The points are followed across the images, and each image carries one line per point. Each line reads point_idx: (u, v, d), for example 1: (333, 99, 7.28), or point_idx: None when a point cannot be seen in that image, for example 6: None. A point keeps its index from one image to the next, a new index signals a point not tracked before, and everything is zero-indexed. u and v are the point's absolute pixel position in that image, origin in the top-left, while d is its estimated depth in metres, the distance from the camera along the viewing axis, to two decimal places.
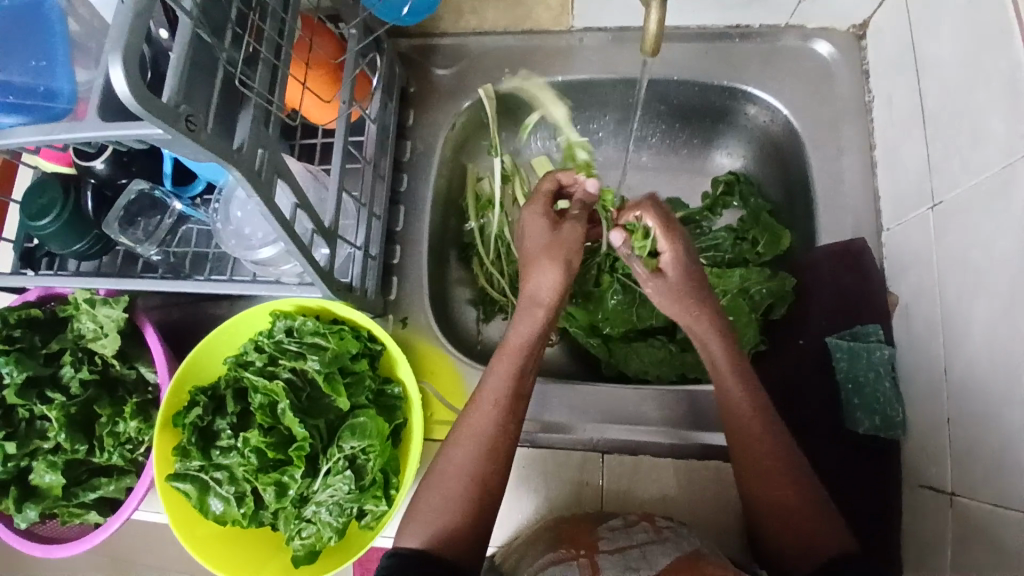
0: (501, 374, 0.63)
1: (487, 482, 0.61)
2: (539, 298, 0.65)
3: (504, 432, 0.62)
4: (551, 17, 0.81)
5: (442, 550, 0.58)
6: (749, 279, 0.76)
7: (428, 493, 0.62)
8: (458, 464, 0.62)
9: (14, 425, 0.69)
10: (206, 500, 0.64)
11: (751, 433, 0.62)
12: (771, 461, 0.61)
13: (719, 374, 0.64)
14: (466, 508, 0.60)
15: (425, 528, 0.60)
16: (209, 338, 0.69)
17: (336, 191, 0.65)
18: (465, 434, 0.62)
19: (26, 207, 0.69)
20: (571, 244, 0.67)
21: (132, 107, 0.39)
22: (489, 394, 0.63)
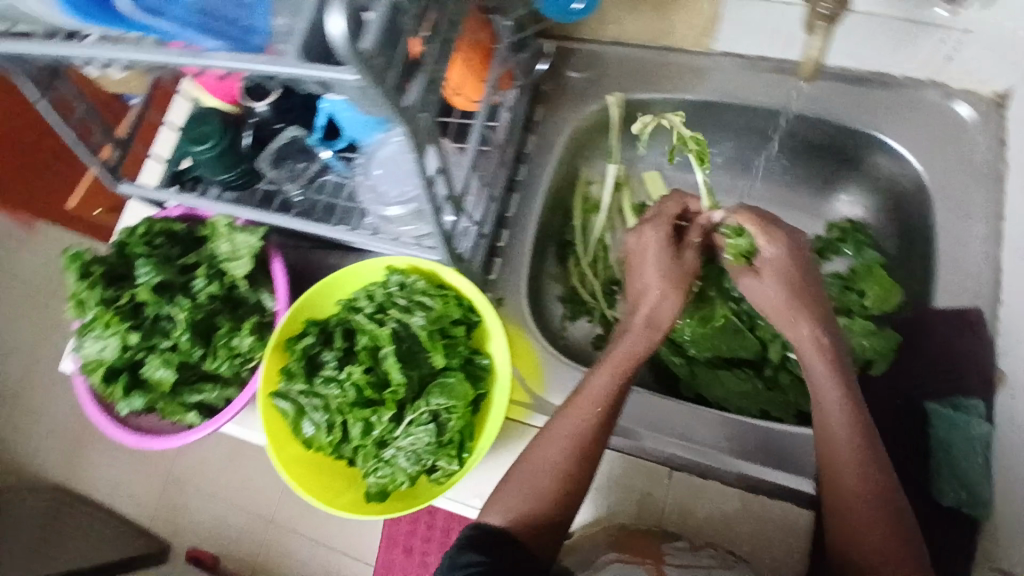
0: (604, 381, 0.65)
1: (572, 479, 0.63)
2: (658, 322, 0.68)
3: (597, 436, 0.64)
4: (693, 38, 0.84)
5: (523, 534, 0.61)
6: (851, 329, 0.76)
7: (513, 479, 0.64)
8: (548, 457, 0.63)
9: (140, 319, 0.76)
10: (301, 422, 0.70)
11: (842, 451, 0.63)
12: (856, 478, 0.62)
13: (820, 393, 0.65)
14: (550, 498, 0.62)
15: (509, 510, 0.62)
16: (328, 278, 0.75)
17: (469, 164, 0.72)
18: (559, 430, 0.64)
19: (190, 132, 0.77)
20: (688, 269, 0.71)
21: (341, 49, 0.44)
22: (587, 398, 0.64)
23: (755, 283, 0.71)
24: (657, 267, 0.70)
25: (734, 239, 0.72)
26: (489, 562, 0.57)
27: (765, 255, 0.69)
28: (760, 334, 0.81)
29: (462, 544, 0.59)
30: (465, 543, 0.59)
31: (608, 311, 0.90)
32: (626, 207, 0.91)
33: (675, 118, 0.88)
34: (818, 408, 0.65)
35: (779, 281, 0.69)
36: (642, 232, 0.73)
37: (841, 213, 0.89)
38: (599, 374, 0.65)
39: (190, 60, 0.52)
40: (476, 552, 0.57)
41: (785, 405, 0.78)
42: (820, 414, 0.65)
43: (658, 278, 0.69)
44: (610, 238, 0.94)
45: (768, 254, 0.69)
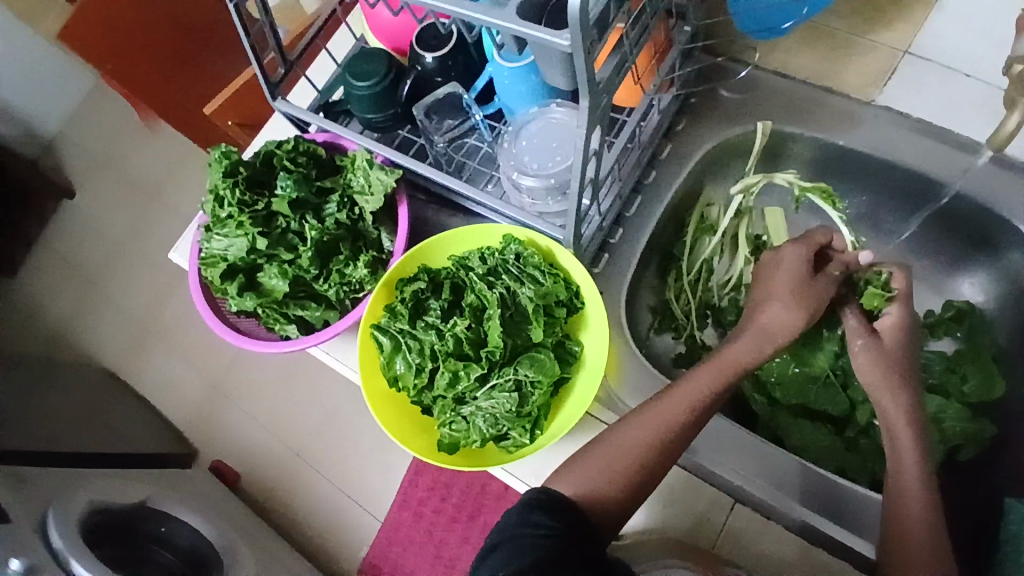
0: (703, 383, 0.69)
1: (649, 471, 0.66)
2: (772, 331, 0.71)
3: (683, 435, 0.67)
4: (860, 84, 0.82)
5: (589, 506, 0.64)
6: (945, 411, 0.74)
7: (591, 456, 0.67)
8: (630, 442, 0.67)
9: (269, 228, 0.80)
10: (394, 359, 0.72)
11: (911, 516, 0.62)
12: (922, 546, 0.60)
13: (900, 454, 0.66)
14: (621, 481, 0.65)
15: (580, 482, 0.66)
16: (448, 233, 0.77)
17: (613, 158, 0.73)
18: (648, 420, 0.67)
19: (356, 66, 0.82)
20: (817, 294, 0.72)
21: (572, 15, 0.46)
22: (684, 395, 0.68)
23: (875, 339, 0.72)
24: (787, 279, 0.73)
25: (879, 293, 0.74)
26: (559, 528, 0.60)
27: (896, 318, 0.74)
28: (851, 394, 0.79)
29: (533, 504, 0.62)
30: (533, 504, 0.62)
31: (697, 333, 0.90)
32: (742, 237, 0.91)
33: (813, 158, 0.87)
34: (895, 467, 0.66)
35: (894, 340, 0.73)
36: (782, 248, 0.76)
37: (963, 294, 0.86)
38: (699, 375, 0.69)
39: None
40: (553, 517, 0.61)
41: (862, 469, 0.77)
42: (894, 475, 0.65)
43: (786, 288, 0.72)
44: (717, 262, 0.93)
45: (897, 317, 0.74)
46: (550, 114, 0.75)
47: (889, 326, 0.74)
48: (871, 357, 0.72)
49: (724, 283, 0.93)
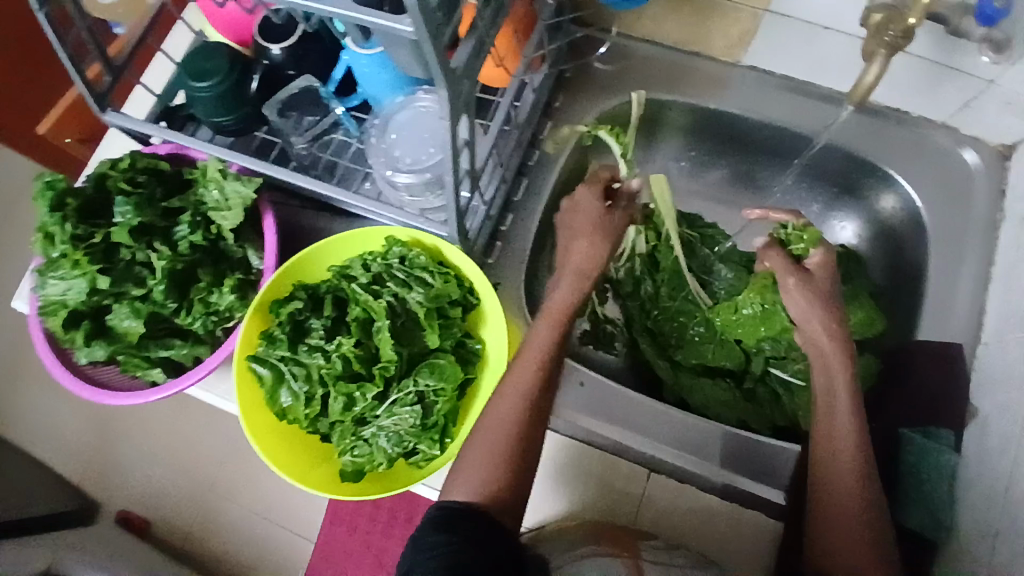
0: (543, 337, 0.67)
1: (526, 442, 0.63)
2: (584, 269, 0.72)
3: (547, 393, 0.65)
4: (725, 47, 0.81)
5: (486, 505, 0.60)
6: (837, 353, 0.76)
7: (471, 449, 0.63)
8: (501, 422, 0.63)
9: (111, 263, 0.70)
10: (278, 391, 0.66)
11: (844, 478, 0.62)
12: (850, 500, 0.62)
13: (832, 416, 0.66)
14: (507, 466, 0.61)
15: (470, 482, 0.61)
16: (324, 242, 0.70)
17: (490, 144, 0.68)
18: (507, 393, 0.64)
19: (190, 65, 0.71)
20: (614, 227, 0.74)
21: (408, 0, 0.40)
22: (530, 354, 0.66)
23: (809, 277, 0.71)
24: (586, 217, 0.73)
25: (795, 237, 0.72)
26: (461, 540, 0.54)
27: (817, 259, 0.71)
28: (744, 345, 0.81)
29: (432, 523, 0.57)
30: (430, 523, 0.56)
31: (599, 308, 0.86)
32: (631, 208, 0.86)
33: (692, 124, 0.87)
34: (826, 430, 0.65)
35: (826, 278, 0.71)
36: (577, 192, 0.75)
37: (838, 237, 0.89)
38: (538, 330, 0.68)
39: None
40: (448, 531, 0.55)
41: (763, 419, 0.78)
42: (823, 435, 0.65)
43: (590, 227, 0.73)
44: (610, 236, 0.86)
45: (818, 259, 0.71)
46: (420, 103, 0.70)
47: (818, 264, 0.71)
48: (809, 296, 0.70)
49: (621, 255, 0.87)
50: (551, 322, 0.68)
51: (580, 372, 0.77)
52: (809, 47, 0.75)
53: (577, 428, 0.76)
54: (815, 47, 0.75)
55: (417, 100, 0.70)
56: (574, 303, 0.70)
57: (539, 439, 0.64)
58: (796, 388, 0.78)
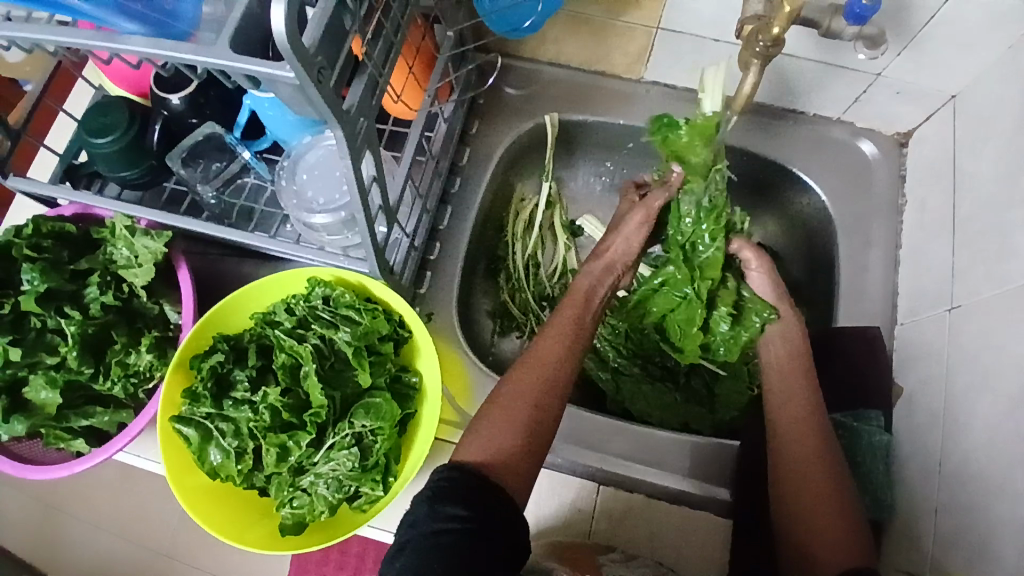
0: (570, 309, 0.64)
1: (546, 411, 0.58)
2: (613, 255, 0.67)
3: (571, 369, 0.61)
4: (626, 65, 0.84)
5: (500, 475, 0.54)
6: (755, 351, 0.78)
7: (490, 413, 0.58)
8: (521, 391, 0.58)
9: (23, 332, 0.66)
10: (207, 450, 0.64)
11: (808, 446, 0.60)
12: (818, 483, 0.58)
13: (791, 393, 0.63)
14: (526, 435, 0.56)
15: (484, 452, 0.56)
16: (242, 291, 0.69)
17: (404, 177, 0.69)
18: (530, 360, 0.60)
19: (89, 123, 0.70)
20: (642, 220, 0.68)
21: (281, 47, 0.41)
22: (558, 324, 0.62)
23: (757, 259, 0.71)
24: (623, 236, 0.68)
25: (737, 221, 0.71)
26: (473, 518, 0.50)
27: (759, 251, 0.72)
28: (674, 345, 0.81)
29: (437, 494, 0.52)
30: (437, 495, 0.52)
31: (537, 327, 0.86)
32: (558, 227, 0.90)
33: (607, 140, 0.89)
34: (783, 408, 0.63)
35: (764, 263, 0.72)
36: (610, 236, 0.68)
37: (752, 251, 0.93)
38: (563, 306, 0.64)
39: (106, 46, 0.48)
40: (460, 503, 0.51)
41: (705, 419, 0.79)
42: (778, 408, 0.63)
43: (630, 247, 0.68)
44: (541, 256, 0.90)
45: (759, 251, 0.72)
46: (324, 142, 0.70)
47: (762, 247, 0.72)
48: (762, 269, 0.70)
49: (553, 272, 0.90)
50: (578, 296, 0.65)
51: None
52: (702, 58, 0.79)
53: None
54: (707, 58, 0.79)
55: (324, 139, 0.70)
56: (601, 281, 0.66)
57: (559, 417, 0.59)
58: (723, 378, 0.79)
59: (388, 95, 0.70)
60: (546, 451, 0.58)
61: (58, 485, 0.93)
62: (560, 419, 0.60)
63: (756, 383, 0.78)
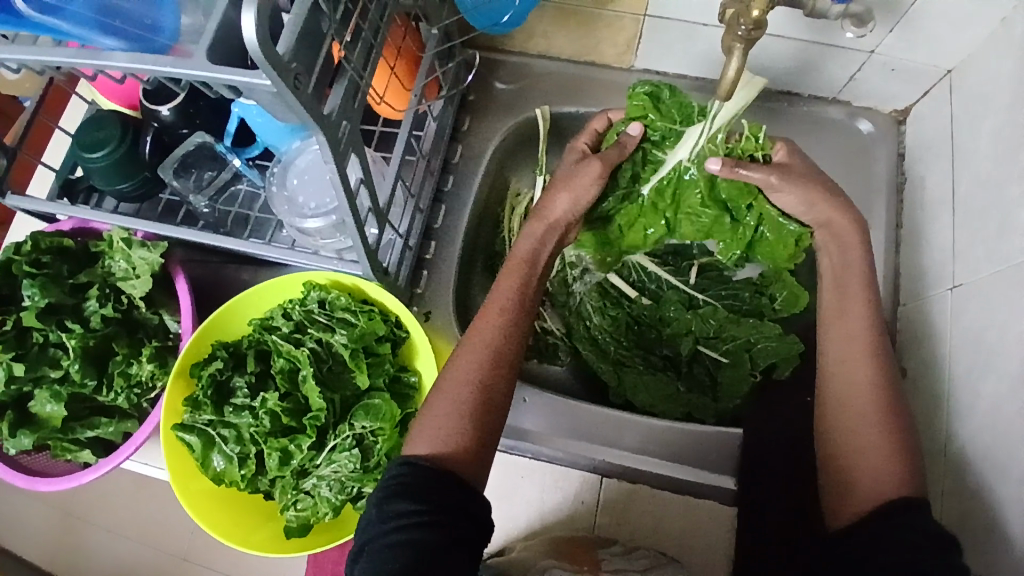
0: (509, 290, 0.63)
1: (491, 394, 0.58)
2: (550, 215, 0.67)
3: (513, 344, 0.61)
4: (616, 54, 0.83)
5: (454, 459, 0.54)
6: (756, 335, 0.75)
7: (435, 403, 0.58)
8: (466, 372, 0.58)
9: (25, 348, 0.68)
10: (210, 456, 0.65)
11: (862, 381, 0.58)
12: (867, 410, 0.57)
13: (846, 313, 0.62)
14: (476, 415, 0.57)
15: (435, 437, 0.56)
16: (238, 298, 0.69)
17: (393, 177, 0.68)
18: (469, 348, 0.60)
19: (82, 138, 0.71)
20: (591, 175, 0.66)
21: (255, 57, 0.41)
22: (494, 307, 0.62)
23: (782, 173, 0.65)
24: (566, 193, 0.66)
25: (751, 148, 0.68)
26: (432, 511, 0.51)
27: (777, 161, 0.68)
28: (673, 330, 0.79)
29: (389, 492, 0.52)
30: (387, 495, 0.52)
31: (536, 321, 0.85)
32: None
33: None
34: (841, 332, 0.61)
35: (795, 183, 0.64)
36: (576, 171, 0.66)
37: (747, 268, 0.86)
38: (500, 283, 0.64)
39: (90, 63, 0.49)
40: (412, 498, 0.51)
41: (709, 408, 0.75)
42: (832, 337, 0.62)
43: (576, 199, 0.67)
44: None
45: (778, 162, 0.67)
46: (312, 148, 0.70)
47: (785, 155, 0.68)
48: (790, 190, 0.64)
49: None
50: (513, 271, 0.65)
51: (522, 389, 0.76)
52: (691, 44, 0.78)
53: (521, 432, 0.75)
54: (697, 44, 0.78)
55: (313, 144, 0.70)
56: (537, 252, 0.66)
57: (508, 393, 0.59)
58: (724, 366, 0.76)
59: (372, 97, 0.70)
60: (498, 429, 0.58)
61: (75, 494, 0.95)
62: (508, 400, 0.59)
63: (758, 369, 0.75)
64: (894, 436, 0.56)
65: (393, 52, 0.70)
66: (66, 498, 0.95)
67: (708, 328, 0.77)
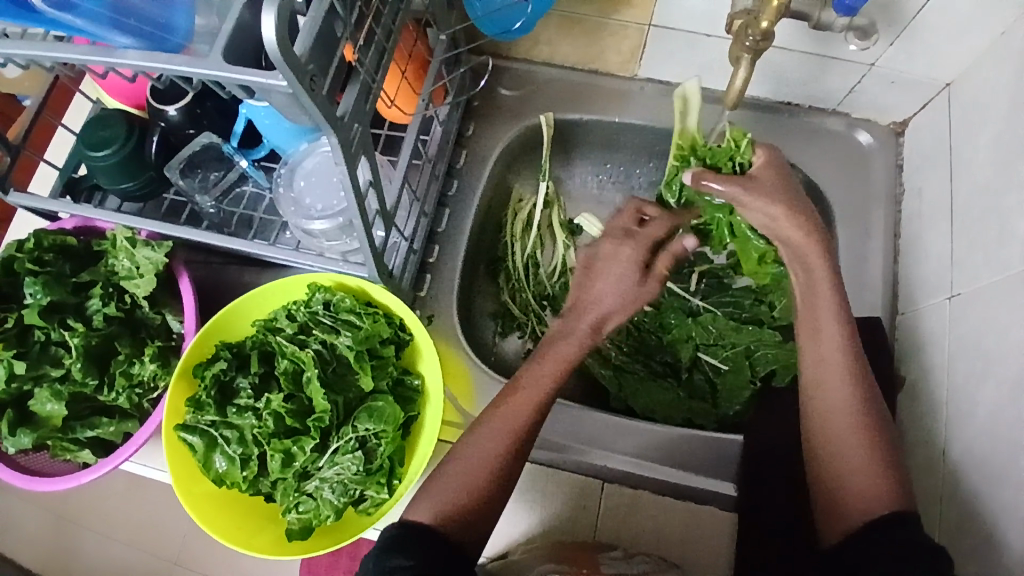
0: (544, 376, 0.63)
1: (507, 477, 0.59)
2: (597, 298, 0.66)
3: (533, 432, 0.61)
4: (620, 63, 0.84)
5: (453, 531, 0.56)
6: (757, 343, 0.77)
7: (447, 473, 0.59)
8: (484, 452, 0.59)
9: (27, 346, 0.67)
10: (212, 457, 0.64)
11: (842, 398, 0.59)
12: (845, 428, 0.58)
13: (819, 333, 0.61)
14: (483, 495, 0.58)
15: (438, 505, 0.57)
16: (241, 298, 0.69)
17: (400, 180, 0.69)
18: (497, 427, 0.60)
19: (88, 136, 0.71)
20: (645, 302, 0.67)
21: (273, 56, 0.42)
22: (528, 390, 0.62)
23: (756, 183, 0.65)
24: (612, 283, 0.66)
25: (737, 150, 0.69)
26: (417, 557, 0.52)
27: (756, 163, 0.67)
28: (671, 338, 0.81)
29: (387, 546, 0.54)
30: (386, 548, 0.53)
31: (540, 326, 0.85)
32: (557, 226, 0.88)
33: (603, 138, 0.89)
34: (814, 353, 0.61)
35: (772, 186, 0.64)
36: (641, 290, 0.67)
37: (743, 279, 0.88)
38: (533, 365, 0.63)
39: (103, 61, 0.49)
40: (407, 554, 0.52)
41: (709, 414, 0.76)
42: (811, 355, 0.61)
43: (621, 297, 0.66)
44: (541, 255, 0.89)
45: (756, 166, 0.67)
46: (321, 150, 0.70)
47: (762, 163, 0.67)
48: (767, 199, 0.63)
49: (553, 272, 0.89)
50: (547, 356, 0.64)
51: None
52: (694, 55, 0.79)
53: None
54: (700, 54, 0.79)
55: (321, 146, 0.70)
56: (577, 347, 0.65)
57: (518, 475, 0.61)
58: (725, 373, 0.77)
59: (382, 101, 0.70)
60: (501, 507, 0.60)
61: (69, 495, 0.94)
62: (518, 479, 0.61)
63: (758, 377, 0.76)
64: (876, 453, 0.57)
65: (404, 56, 0.70)
66: (59, 498, 0.94)
67: (710, 334, 0.78)
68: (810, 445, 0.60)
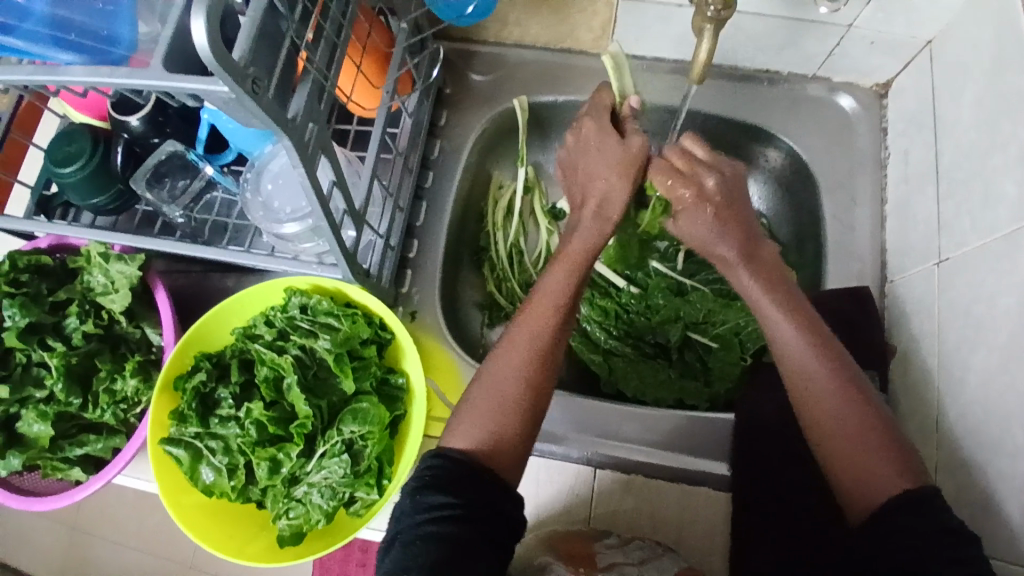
0: (562, 285, 0.60)
1: (537, 398, 0.57)
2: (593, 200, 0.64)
3: (558, 345, 0.59)
4: (592, 39, 0.82)
5: (488, 459, 0.54)
6: (745, 325, 0.76)
7: (476, 397, 0.57)
8: (512, 370, 0.57)
9: (10, 369, 0.68)
10: (198, 469, 0.64)
11: (824, 399, 0.55)
12: (841, 424, 0.54)
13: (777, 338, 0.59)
14: (517, 416, 0.56)
15: (471, 432, 0.55)
16: (218, 308, 0.68)
17: (368, 177, 0.67)
18: (520, 341, 0.58)
19: (52, 154, 0.71)
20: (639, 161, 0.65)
21: (207, 61, 0.40)
22: (547, 300, 0.60)
23: (691, 214, 0.63)
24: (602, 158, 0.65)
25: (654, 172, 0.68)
26: (461, 505, 0.50)
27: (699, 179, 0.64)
28: (662, 319, 0.79)
29: (424, 483, 0.52)
30: (421, 484, 0.52)
31: None
32: (539, 212, 0.88)
33: None
34: (781, 355, 0.58)
35: (707, 203, 0.63)
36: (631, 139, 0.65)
37: None
38: (551, 276, 0.61)
39: (48, 79, 0.48)
40: (443, 493, 0.50)
41: (702, 393, 0.75)
42: (781, 356, 0.58)
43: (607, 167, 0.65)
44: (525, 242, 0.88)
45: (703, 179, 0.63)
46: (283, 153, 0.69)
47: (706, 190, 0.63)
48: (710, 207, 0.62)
49: (538, 258, 0.88)
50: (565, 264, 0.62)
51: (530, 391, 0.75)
52: (667, 28, 0.77)
53: None
54: (673, 28, 0.77)
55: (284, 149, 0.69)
56: (590, 246, 0.62)
57: (549, 393, 0.58)
58: (716, 351, 0.76)
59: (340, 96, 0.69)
60: (535, 431, 0.57)
61: (81, 504, 0.95)
62: (549, 400, 0.58)
63: (749, 353, 0.75)
64: (885, 446, 0.52)
65: (359, 49, 0.68)
66: (70, 508, 0.96)
67: (698, 312, 0.77)
68: (816, 451, 0.55)
